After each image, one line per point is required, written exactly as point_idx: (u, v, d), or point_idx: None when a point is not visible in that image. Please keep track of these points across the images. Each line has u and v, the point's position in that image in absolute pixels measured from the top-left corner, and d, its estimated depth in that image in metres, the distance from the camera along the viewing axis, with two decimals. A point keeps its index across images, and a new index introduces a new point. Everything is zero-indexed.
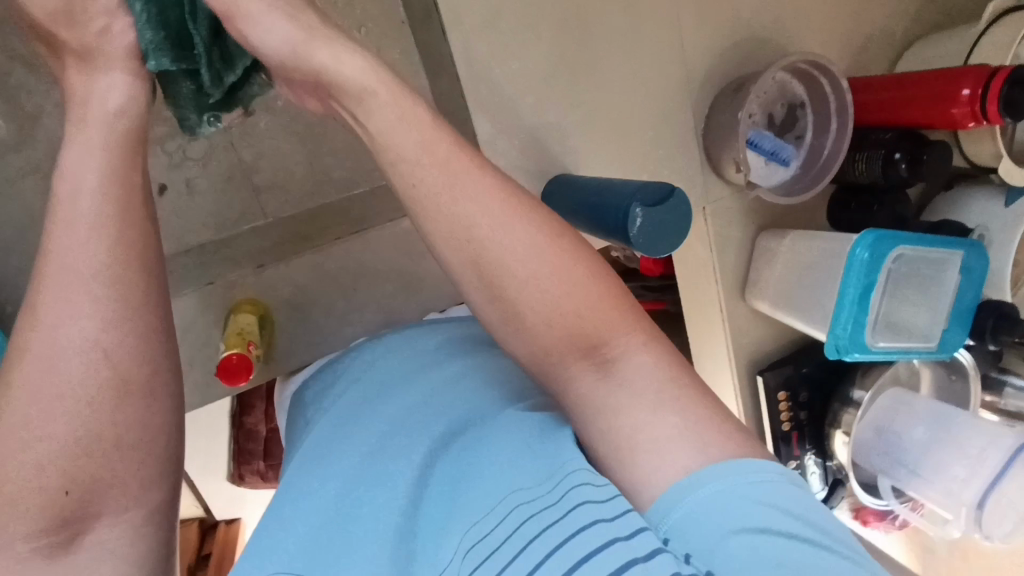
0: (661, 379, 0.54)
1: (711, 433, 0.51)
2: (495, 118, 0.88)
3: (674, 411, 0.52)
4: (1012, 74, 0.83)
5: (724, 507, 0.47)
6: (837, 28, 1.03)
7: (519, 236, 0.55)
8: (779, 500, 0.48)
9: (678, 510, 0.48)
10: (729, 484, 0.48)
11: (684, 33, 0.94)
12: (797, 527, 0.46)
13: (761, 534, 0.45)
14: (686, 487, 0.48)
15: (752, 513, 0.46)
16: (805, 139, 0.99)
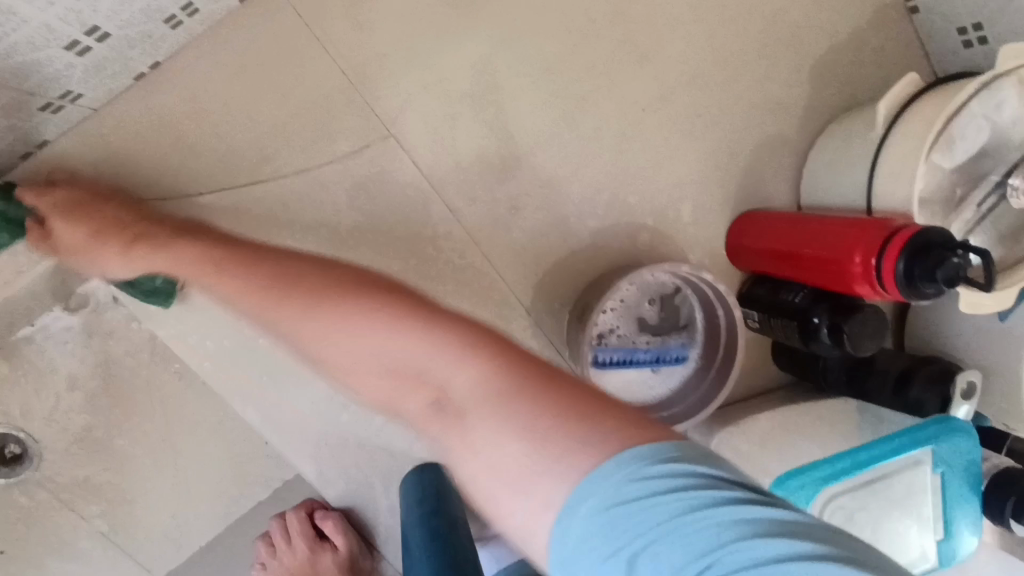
0: (496, 408, 0.55)
1: (553, 450, 0.49)
2: (316, 452, 0.77)
3: (515, 459, 0.52)
4: (906, 244, 0.59)
5: (624, 498, 0.44)
6: (709, 166, 0.82)
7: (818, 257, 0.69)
8: (697, 492, 0.43)
9: (608, 495, 0.44)
10: (705, 495, 0.43)
11: (502, 267, 0.78)
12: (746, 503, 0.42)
13: (673, 502, 0.43)
14: (603, 472, 0.46)
15: (649, 496, 0.43)
16: (694, 328, 0.81)
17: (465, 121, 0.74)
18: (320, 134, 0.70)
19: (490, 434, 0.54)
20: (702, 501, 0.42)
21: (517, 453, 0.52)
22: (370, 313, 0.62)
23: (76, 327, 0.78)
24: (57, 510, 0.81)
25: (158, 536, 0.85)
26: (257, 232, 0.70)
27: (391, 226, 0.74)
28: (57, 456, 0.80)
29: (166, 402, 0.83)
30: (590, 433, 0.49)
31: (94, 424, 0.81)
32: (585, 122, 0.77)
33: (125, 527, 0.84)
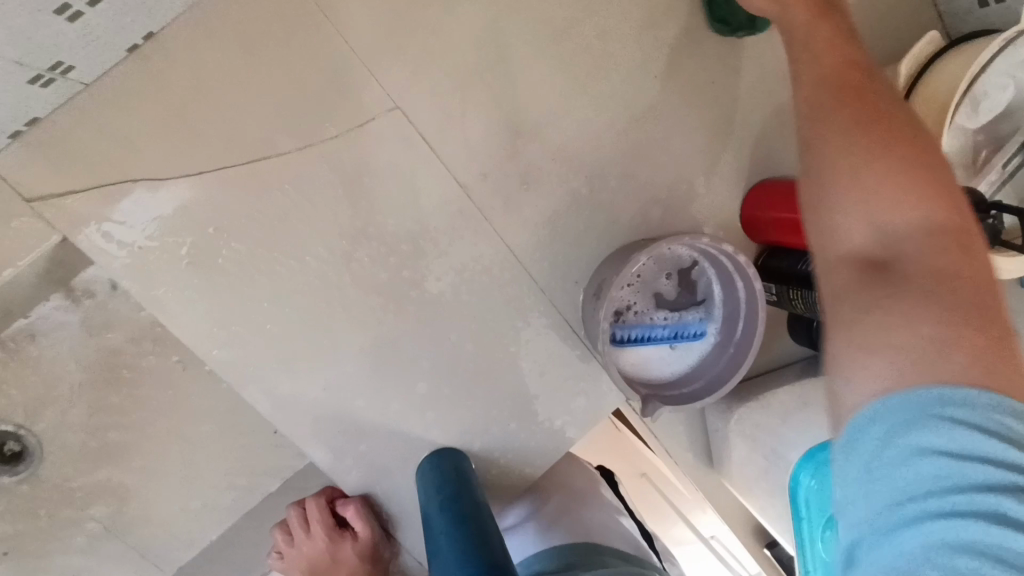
0: (931, 287, 0.42)
1: (940, 367, 0.38)
2: (330, 440, 0.74)
3: (880, 367, 0.40)
4: None
5: (941, 443, 0.36)
6: (723, 135, 0.80)
7: (867, 179, 0.47)
8: (1021, 456, 0.35)
9: (902, 420, 0.37)
10: (983, 442, 0.36)
11: (516, 244, 0.76)
12: (1011, 450, 0.35)
13: (977, 459, 0.35)
14: (932, 398, 0.37)
15: (994, 442, 0.36)
16: (713, 301, 0.78)
17: (475, 93, 0.71)
18: (325, 108, 0.67)
19: (872, 354, 0.41)
20: (981, 454, 0.35)
21: (900, 357, 0.40)
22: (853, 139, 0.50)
23: (70, 316, 0.74)
24: (58, 510, 0.77)
25: (165, 532, 0.82)
26: (263, 212, 0.67)
27: (402, 204, 0.71)
28: (59, 455, 0.76)
29: (172, 396, 0.80)
30: (998, 364, 0.38)
31: (94, 419, 0.77)
32: (598, 91, 0.75)
33: (131, 525, 0.81)
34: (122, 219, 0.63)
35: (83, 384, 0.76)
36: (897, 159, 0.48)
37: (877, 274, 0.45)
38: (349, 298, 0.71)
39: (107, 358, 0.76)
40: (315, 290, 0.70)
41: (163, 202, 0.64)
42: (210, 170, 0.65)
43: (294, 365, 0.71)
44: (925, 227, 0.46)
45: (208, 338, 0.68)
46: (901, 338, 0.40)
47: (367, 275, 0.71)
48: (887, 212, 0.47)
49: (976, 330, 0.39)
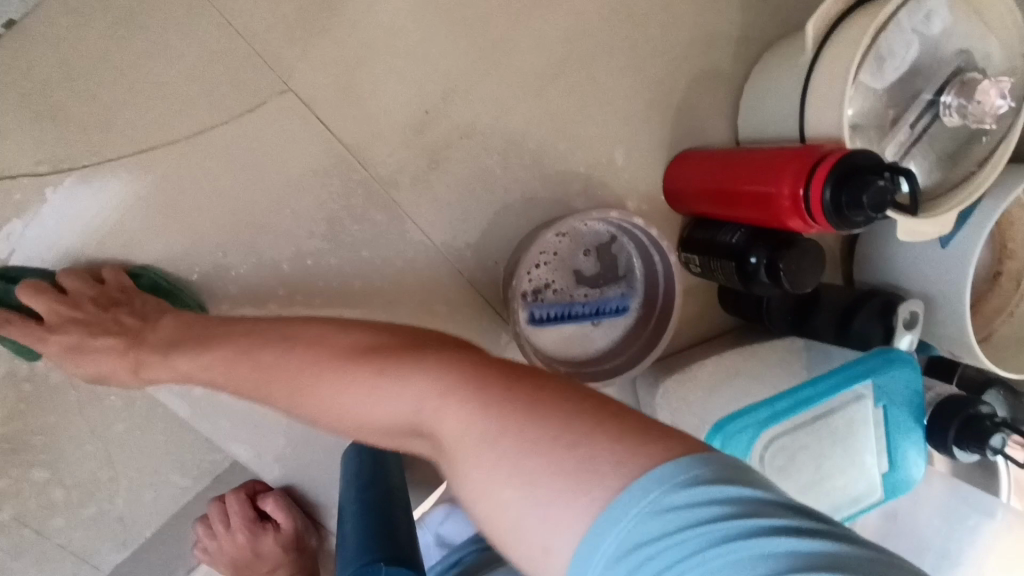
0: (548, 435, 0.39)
1: (561, 485, 0.38)
2: (244, 433, 0.73)
3: (571, 520, 0.37)
4: (834, 171, 0.56)
5: (641, 544, 0.35)
6: (639, 104, 0.78)
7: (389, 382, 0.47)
8: (730, 522, 0.35)
9: (609, 538, 0.36)
10: (688, 520, 0.35)
11: (426, 226, 0.74)
12: (689, 516, 0.35)
13: (687, 535, 0.35)
14: (640, 488, 0.36)
15: (687, 519, 0.35)
16: (634, 277, 0.78)
17: (371, 71, 0.69)
18: (213, 92, 0.65)
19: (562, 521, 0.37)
20: (687, 525, 0.35)
21: (585, 502, 0.37)
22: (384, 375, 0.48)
23: None
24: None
25: (99, 525, 0.84)
26: (153, 205, 0.65)
27: (301, 190, 0.69)
28: None
29: (83, 395, 0.79)
30: (646, 438, 0.38)
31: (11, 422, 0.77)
32: (503, 63, 0.72)
33: (62, 520, 0.82)
34: (37, 219, 0.63)
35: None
36: (452, 357, 0.47)
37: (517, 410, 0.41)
38: (252, 289, 0.70)
39: (15, 362, 0.75)
40: (218, 281, 0.69)
41: (65, 210, 0.64)
42: (89, 165, 0.63)
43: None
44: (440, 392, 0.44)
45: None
46: (561, 459, 0.38)
47: (271, 263, 0.70)
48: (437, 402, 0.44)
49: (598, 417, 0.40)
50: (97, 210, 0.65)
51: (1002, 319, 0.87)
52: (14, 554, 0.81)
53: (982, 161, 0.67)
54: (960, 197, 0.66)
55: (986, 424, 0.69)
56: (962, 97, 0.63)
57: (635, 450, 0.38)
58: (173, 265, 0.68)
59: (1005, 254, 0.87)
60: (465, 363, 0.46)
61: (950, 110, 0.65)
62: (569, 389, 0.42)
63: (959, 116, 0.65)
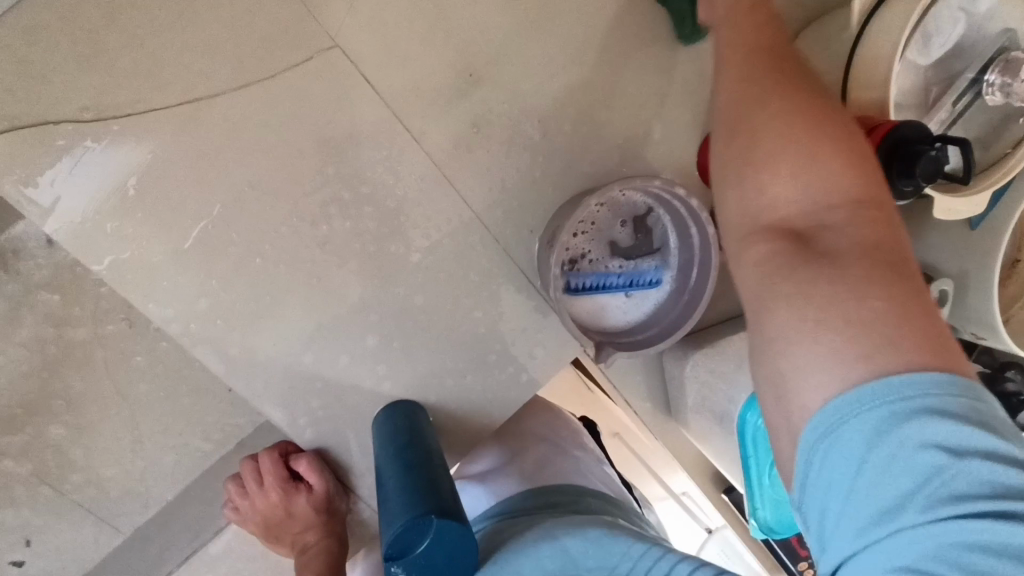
0: (863, 254, 0.43)
1: (866, 329, 0.40)
2: (278, 393, 0.73)
3: (827, 339, 0.41)
4: (885, 141, 0.57)
5: (874, 438, 0.38)
6: (679, 78, 0.78)
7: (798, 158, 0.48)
8: (995, 442, 0.37)
9: (837, 418, 0.39)
10: (929, 429, 0.37)
11: (466, 191, 0.74)
12: (972, 431, 0.37)
13: (911, 444, 0.37)
14: (933, 383, 0.38)
15: (944, 431, 0.37)
16: (669, 250, 0.78)
17: (420, 31, 0.68)
18: (263, 45, 0.64)
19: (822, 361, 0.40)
20: (908, 434, 0.37)
21: (831, 325, 0.41)
22: (835, 142, 0.48)
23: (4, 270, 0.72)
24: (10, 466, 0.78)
25: (121, 487, 0.83)
26: (197, 157, 0.65)
27: (345, 149, 0.69)
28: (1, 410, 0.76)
29: (112, 352, 0.78)
30: (931, 332, 0.40)
31: (39, 377, 0.76)
32: (550, 28, 0.72)
33: (85, 480, 0.81)
34: (61, 173, 0.61)
35: (24, 342, 0.75)
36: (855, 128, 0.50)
37: (806, 254, 0.44)
38: (291, 247, 0.70)
39: (46, 315, 0.74)
40: (258, 237, 0.68)
41: (105, 160, 0.62)
42: (135, 113, 0.62)
43: (239, 317, 0.70)
44: (841, 206, 0.46)
45: (150, 289, 0.66)
46: (837, 314, 0.41)
47: (312, 222, 0.70)
48: (808, 205, 0.47)
49: (912, 305, 0.41)
50: (121, 163, 0.63)
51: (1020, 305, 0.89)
52: (35, 513, 0.80)
53: (1017, 143, 0.68)
54: (997, 177, 0.67)
55: (1012, 402, 0.70)
56: (1006, 76, 0.64)
57: (864, 291, 0.41)
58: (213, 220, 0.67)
59: None
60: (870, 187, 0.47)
61: (993, 90, 0.65)
62: (857, 242, 0.44)
63: (1001, 96, 0.65)
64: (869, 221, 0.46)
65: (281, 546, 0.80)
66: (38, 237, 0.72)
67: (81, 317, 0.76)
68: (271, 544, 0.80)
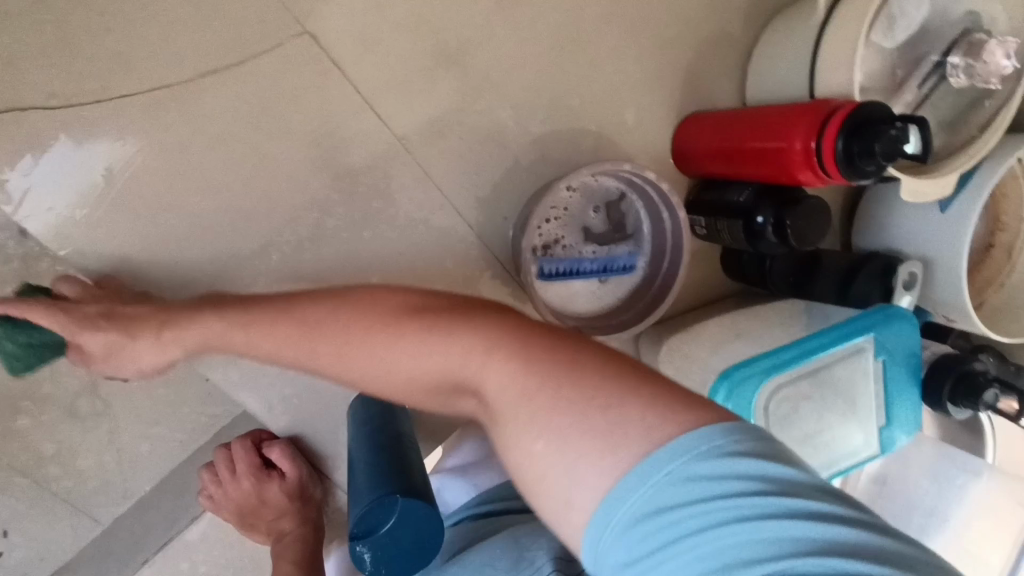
0: (512, 403, 0.43)
1: (582, 441, 0.40)
2: (252, 381, 0.73)
3: (593, 469, 0.39)
4: (846, 123, 0.58)
5: (659, 534, 0.36)
6: (651, 65, 0.79)
7: (419, 345, 0.50)
8: (716, 499, 0.35)
9: (605, 521, 0.37)
10: (665, 503, 0.36)
11: (439, 179, 0.75)
12: (696, 500, 0.36)
13: (674, 529, 0.36)
14: (687, 446, 0.37)
15: (697, 505, 0.36)
16: (642, 237, 0.79)
17: (388, 20, 0.69)
18: (231, 32, 0.64)
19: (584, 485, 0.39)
20: (693, 513, 0.36)
21: (578, 451, 0.40)
22: (410, 331, 0.50)
23: None
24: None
25: (98, 478, 0.82)
26: (165, 145, 0.65)
27: (315, 136, 0.69)
28: None
29: (86, 342, 0.78)
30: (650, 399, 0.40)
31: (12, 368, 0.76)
32: (518, 15, 0.73)
33: (62, 471, 0.81)
34: (31, 164, 0.61)
35: None
36: (382, 308, 0.54)
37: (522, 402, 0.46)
38: (263, 235, 0.70)
39: None
40: (228, 225, 0.68)
41: (77, 151, 0.62)
42: (102, 100, 0.62)
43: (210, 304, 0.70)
44: (462, 359, 0.47)
45: (122, 278, 0.67)
46: (543, 444, 0.41)
47: (284, 210, 0.70)
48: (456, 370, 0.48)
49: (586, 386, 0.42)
50: (91, 153, 0.63)
51: (993, 289, 0.90)
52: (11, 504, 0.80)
53: (983, 126, 0.69)
54: (964, 158, 0.68)
55: (979, 381, 0.71)
56: (969, 58, 0.65)
57: (551, 412, 0.41)
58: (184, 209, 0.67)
59: (997, 227, 0.90)
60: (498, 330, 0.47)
61: (957, 72, 0.66)
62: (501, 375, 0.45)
63: (966, 77, 0.66)
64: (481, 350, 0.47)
65: (256, 535, 0.80)
66: (11, 229, 0.72)
67: None
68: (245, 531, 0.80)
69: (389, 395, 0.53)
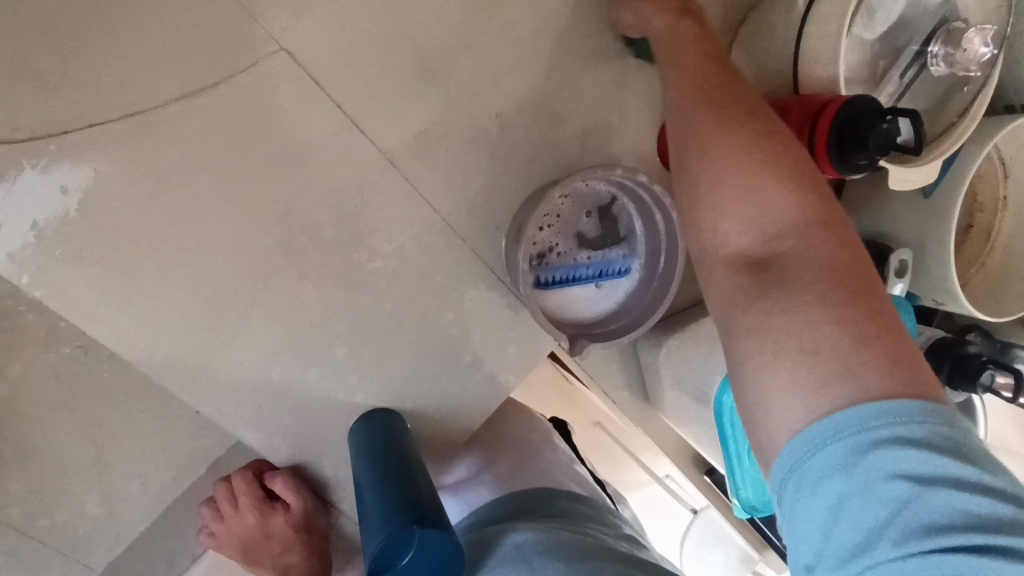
0: (831, 288, 0.45)
1: (810, 328, 0.43)
2: (248, 412, 0.71)
3: (791, 363, 0.43)
4: (839, 115, 0.57)
5: (864, 471, 0.39)
6: (633, 67, 0.78)
7: (737, 191, 0.52)
8: (945, 465, 0.38)
9: (808, 451, 0.41)
10: (905, 459, 0.38)
11: (428, 193, 0.73)
12: (935, 456, 0.38)
13: (900, 476, 0.38)
14: (910, 409, 0.40)
15: (927, 458, 0.38)
16: (635, 239, 0.78)
17: (367, 33, 0.67)
18: (205, 54, 0.62)
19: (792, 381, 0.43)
20: (929, 467, 0.38)
21: (794, 342, 0.43)
22: (783, 175, 0.51)
23: None
24: None
25: (89, 523, 0.79)
26: (143, 174, 0.62)
27: (299, 156, 0.67)
28: None
29: (67, 383, 0.74)
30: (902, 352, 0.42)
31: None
32: (498, 23, 0.71)
33: (50, 518, 0.77)
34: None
35: None
36: (797, 158, 0.53)
37: (765, 280, 0.47)
38: (252, 262, 0.67)
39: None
40: (213, 253, 0.66)
41: (47, 184, 0.59)
42: (71, 132, 0.59)
43: (200, 337, 0.67)
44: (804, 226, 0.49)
45: (107, 314, 0.64)
46: (802, 338, 0.43)
47: (271, 234, 0.68)
48: (761, 216, 0.50)
49: (864, 330, 0.43)
50: (63, 187, 0.60)
51: (974, 269, 0.92)
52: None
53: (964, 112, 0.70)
54: (948, 145, 0.69)
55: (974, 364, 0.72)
56: (948, 46, 0.66)
57: (812, 310, 0.44)
58: (166, 240, 0.64)
59: (975, 208, 0.92)
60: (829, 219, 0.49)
61: (937, 60, 0.68)
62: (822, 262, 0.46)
63: (945, 65, 0.67)
64: (823, 232, 0.48)
65: (259, 568, 0.78)
66: None
67: (30, 349, 0.72)
68: (247, 566, 0.78)
69: (693, 222, 0.55)
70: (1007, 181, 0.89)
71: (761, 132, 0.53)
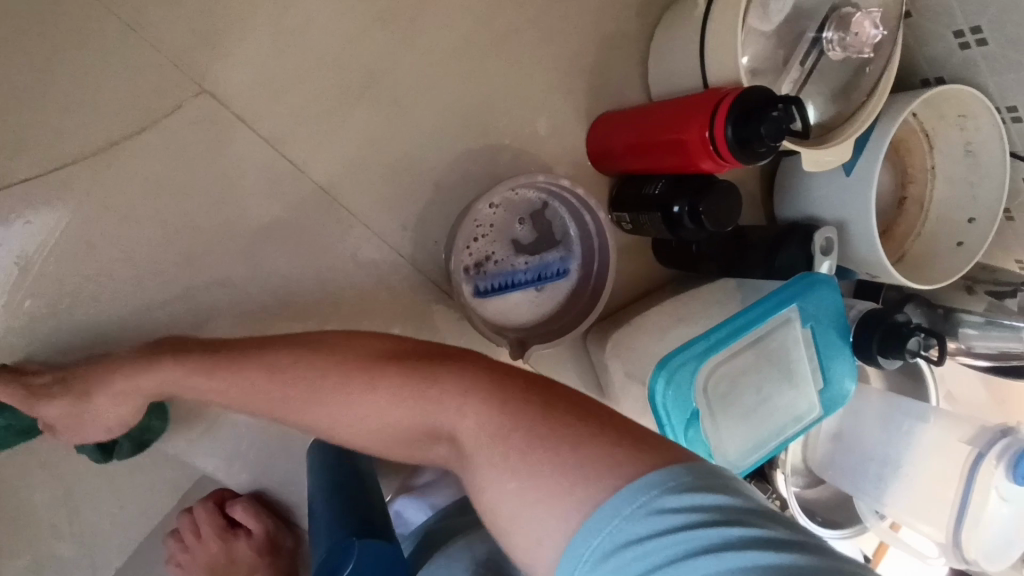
0: (478, 442, 0.48)
1: (539, 457, 0.44)
2: (203, 442, 0.73)
3: (530, 498, 0.44)
4: (734, 108, 0.60)
5: (628, 572, 0.38)
6: (553, 74, 0.81)
7: (355, 396, 0.54)
8: (693, 533, 0.37)
9: (576, 564, 0.40)
10: (658, 544, 0.38)
11: (359, 215, 0.75)
12: (677, 530, 0.38)
13: (663, 564, 0.38)
14: (629, 496, 0.40)
15: (677, 537, 0.38)
16: (571, 240, 0.80)
17: (283, 67, 0.69)
18: (126, 102, 0.64)
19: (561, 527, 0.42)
20: (680, 539, 0.38)
21: (526, 485, 0.44)
22: (339, 379, 0.55)
23: None
24: None
25: None
26: (76, 223, 0.64)
27: (227, 192, 0.69)
28: None
29: (28, 430, 0.76)
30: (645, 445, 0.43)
31: None
32: (413, 45, 0.74)
33: None
34: None
35: None
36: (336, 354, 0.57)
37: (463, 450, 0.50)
38: (194, 297, 0.70)
39: None
40: (153, 292, 0.68)
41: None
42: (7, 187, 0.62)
43: None
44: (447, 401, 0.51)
45: (59, 360, 0.67)
46: (511, 490, 0.45)
47: (207, 269, 0.70)
48: (383, 417, 0.53)
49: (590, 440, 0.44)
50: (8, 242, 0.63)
51: (911, 240, 0.94)
52: None
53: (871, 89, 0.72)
54: (858, 122, 0.71)
55: (904, 332, 0.74)
56: (840, 30, 0.69)
57: (549, 432, 0.45)
58: (106, 283, 0.67)
59: (906, 180, 0.94)
60: (442, 370, 0.51)
61: (833, 45, 0.71)
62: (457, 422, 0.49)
63: (841, 49, 0.71)
64: (457, 392, 0.50)
65: None
66: None
67: None
68: None
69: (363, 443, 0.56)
70: (934, 151, 0.91)
71: (299, 345, 0.59)
